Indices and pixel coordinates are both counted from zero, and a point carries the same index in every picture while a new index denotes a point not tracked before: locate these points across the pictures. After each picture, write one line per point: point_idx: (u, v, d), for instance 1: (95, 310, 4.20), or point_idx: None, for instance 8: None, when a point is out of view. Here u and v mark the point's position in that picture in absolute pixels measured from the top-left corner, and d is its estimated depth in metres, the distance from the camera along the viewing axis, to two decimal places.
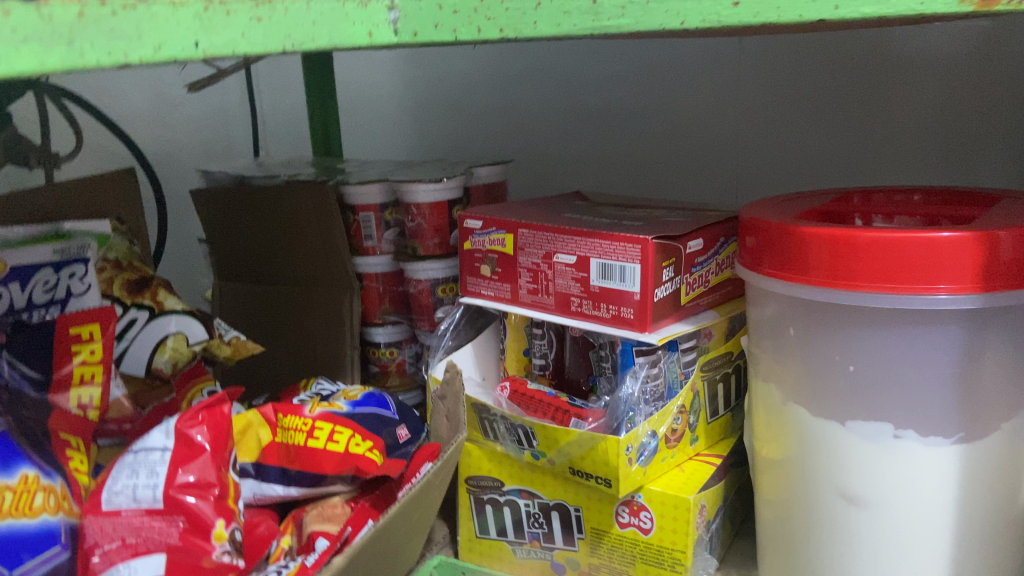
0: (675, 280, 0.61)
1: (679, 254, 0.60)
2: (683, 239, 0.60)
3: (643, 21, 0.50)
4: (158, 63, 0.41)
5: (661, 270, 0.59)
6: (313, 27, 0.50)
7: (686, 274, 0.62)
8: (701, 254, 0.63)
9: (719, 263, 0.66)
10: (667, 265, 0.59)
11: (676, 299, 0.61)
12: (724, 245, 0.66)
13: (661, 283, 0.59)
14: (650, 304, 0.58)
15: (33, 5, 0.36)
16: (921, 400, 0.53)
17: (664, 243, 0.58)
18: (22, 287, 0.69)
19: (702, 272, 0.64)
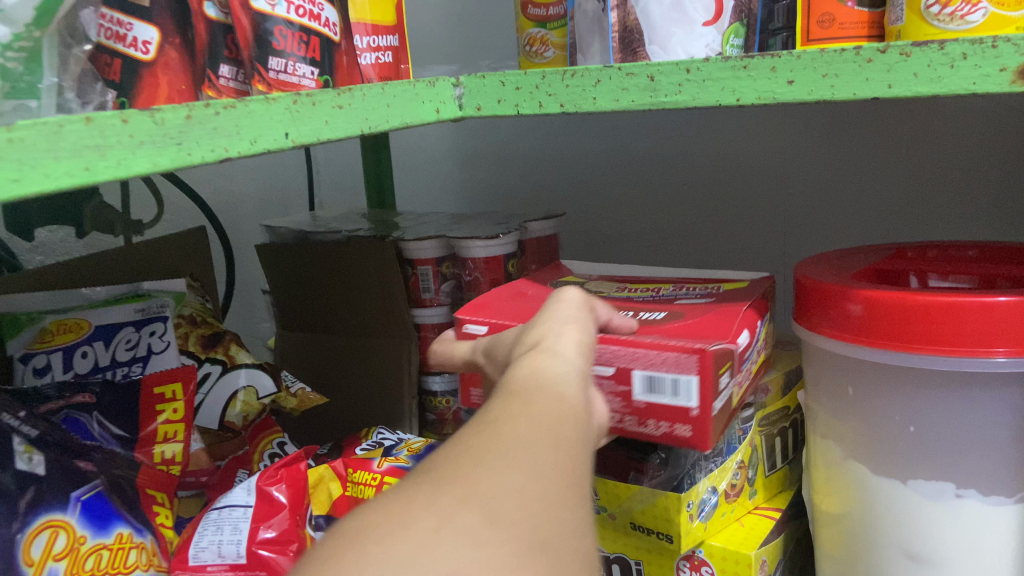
0: (728, 384, 0.55)
1: (731, 359, 0.54)
2: (735, 343, 0.54)
3: (699, 98, 0.54)
4: (254, 154, 0.45)
5: (717, 379, 0.52)
6: (387, 109, 0.56)
7: (734, 377, 0.56)
8: (743, 350, 0.57)
9: (755, 352, 0.61)
10: (724, 371, 0.53)
11: (725, 407, 0.55)
12: (752, 337, 0.60)
13: (717, 395, 0.52)
14: (706, 422, 0.52)
15: (150, 114, 0.39)
16: (981, 460, 0.54)
17: (722, 351, 0.52)
18: (106, 345, 0.74)
19: (742, 368, 0.58)
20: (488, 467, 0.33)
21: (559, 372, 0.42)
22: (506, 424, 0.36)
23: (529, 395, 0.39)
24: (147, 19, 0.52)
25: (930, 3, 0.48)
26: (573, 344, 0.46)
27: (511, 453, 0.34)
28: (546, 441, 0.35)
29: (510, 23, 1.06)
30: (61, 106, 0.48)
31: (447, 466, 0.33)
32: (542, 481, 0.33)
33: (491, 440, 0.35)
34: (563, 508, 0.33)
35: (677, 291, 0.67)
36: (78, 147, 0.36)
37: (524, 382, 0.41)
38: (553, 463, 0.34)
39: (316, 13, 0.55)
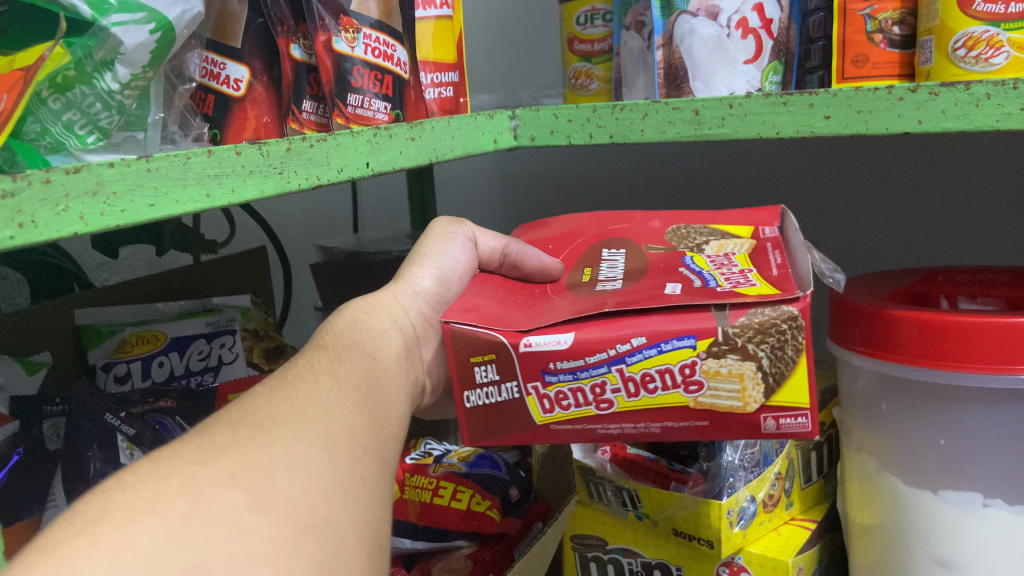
0: (509, 386, 0.44)
1: (505, 354, 0.43)
2: (510, 335, 0.43)
3: (742, 131, 0.58)
4: (340, 181, 0.51)
5: (463, 366, 0.44)
6: (453, 140, 0.63)
7: (526, 380, 0.44)
8: (565, 360, 0.43)
9: (647, 379, 0.42)
10: (479, 362, 0.44)
11: (527, 417, 0.44)
12: (640, 352, 0.42)
13: (474, 386, 0.45)
14: (463, 415, 0.45)
15: (258, 147, 0.45)
16: (1010, 472, 0.57)
17: (465, 333, 0.44)
18: (180, 355, 0.80)
19: (605, 386, 0.42)
20: (278, 429, 0.39)
21: (375, 331, 0.51)
22: (310, 379, 0.44)
23: (337, 347, 0.48)
24: (238, 59, 0.58)
25: (957, 46, 0.52)
26: (415, 300, 0.56)
27: (285, 419, 0.40)
28: (348, 396, 0.43)
29: (554, 55, 1.10)
30: (167, 138, 0.54)
31: (235, 427, 0.38)
32: (331, 447, 0.39)
33: (287, 396, 0.42)
34: (353, 475, 0.39)
35: (747, 265, 0.48)
36: (200, 176, 0.42)
37: (343, 338, 0.49)
38: (344, 423, 0.41)
39: (389, 54, 0.60)
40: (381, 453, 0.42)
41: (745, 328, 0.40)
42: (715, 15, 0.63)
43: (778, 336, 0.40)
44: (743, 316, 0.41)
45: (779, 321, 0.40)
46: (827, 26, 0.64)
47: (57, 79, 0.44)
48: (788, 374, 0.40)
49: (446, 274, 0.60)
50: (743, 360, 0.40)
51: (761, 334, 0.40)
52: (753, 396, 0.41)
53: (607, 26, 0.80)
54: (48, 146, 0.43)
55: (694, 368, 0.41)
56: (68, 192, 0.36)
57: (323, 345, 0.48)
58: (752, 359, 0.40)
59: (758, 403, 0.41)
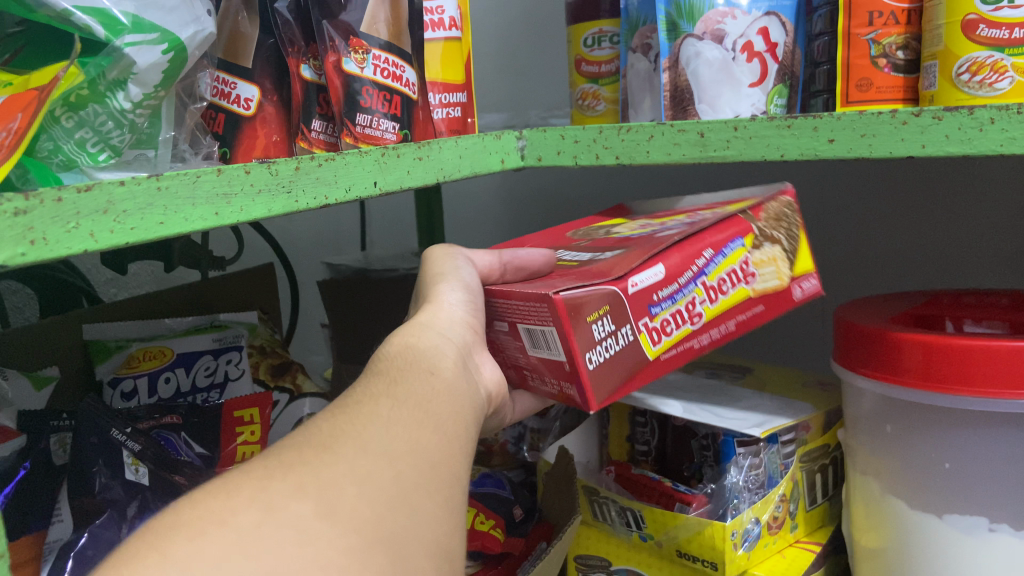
0: (623, 331, 0.48)
1: (619, 302, 0.47)
2: (619, 282, 0.47)
3: (747, 153, 0.58)
4: (348, 201, 0.52)
5: (585, 327, 0.46)
6: (460, 160, 0.64)
7: (636, 318, 0.48)
8: (662, 289, 0.50)
9: (713, 288, 0.52)
10: (597, 318, 0.47)
11: (642, 355, 0.49)
12: (713, 262, 0.52)
13: (594, 344, 0.47)
14: (586, 378, 0.46)
15: (267, 166, 0.45)
16: (1016, 496, 0.57)
17: (579, 296, 0.46)
18: (187, 371, 0.80)
19: (695, 301, 0.51)
20: (342, 445, 0.39)
21: (425, 350, 0.49)
22: (369, 403, 0.43)
23: (394, 372, 0.46)
24: (248, 79, 0.59)
25: (961, 71, 0.53)
26: (454, 311, 0.53)
27: (360, 441, 0.39)
28: (407, 416, 0.42)
29: (559, 75, 1.11)
30: (178, 156, 0.54)
31: (299, 445, 0.39)
32: (396, 464, 0.39)
33: (352, 419, 0.41)
34: (419, 490, 0.39)
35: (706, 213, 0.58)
36: (210, 196, 0.42)
37: (393, 361, 0.47)
38: (411, 442, 0.41)
39: (398, 74, 0.61)
40: (451, 465, 0.42)
41: (766, 218, 0.56)
42: (721, 38, 0.63)
43: (789, 223, 0.57)
44: (762, 213, 0.56)
45: (786, 210, 0.57)
46: (832, 50, 0.64)
47: (70, 98, 0.44)
48: (800, 251, 0.57)
49: (471, 287, 0.56)
50: (774, 248, 0.55)
51: (776, 222, 0.56)
52: (785, 273, 0.56)
53: (613, 48, 0.80)
54: (60, 165, 0.44)
55: (748, 263, 0.54)
56: (79, 211, 0.36)
57: (376, 372, 0.46)
58: (778, 244, 0.56)
59: (789, 276, 0.56)
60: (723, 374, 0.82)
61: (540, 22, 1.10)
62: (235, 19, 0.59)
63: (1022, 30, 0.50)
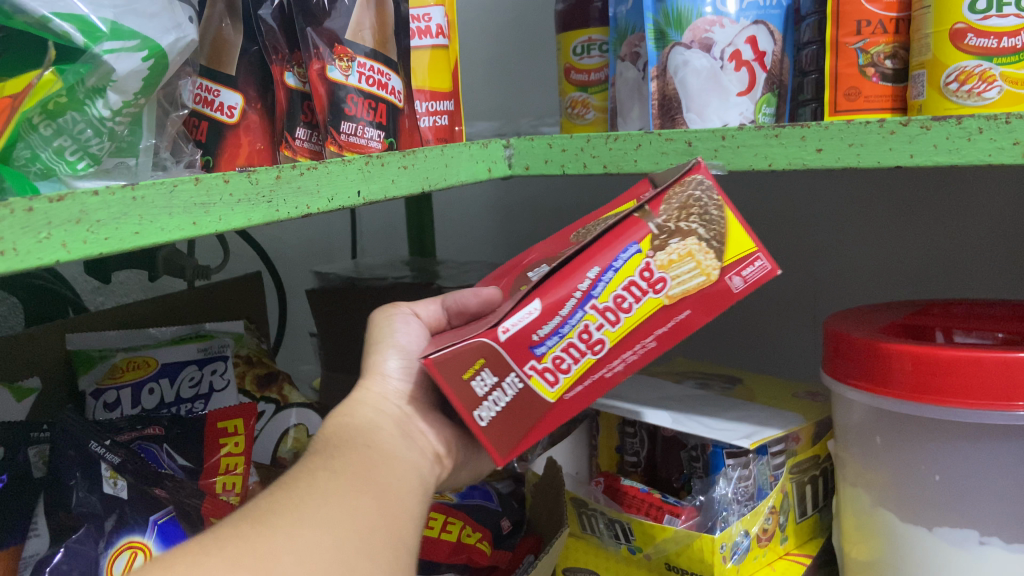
0: (508, 379, 0.48)
1: (493, 352, 0.47)
2: (488, 333, 0.47)
3: (735, 162, 0.58)
4: (331, 210, 0.51)
5: (462, 386, 0.48)
6: (446, 168, 0.63)
7: (517, 365, 0.48)
8: (543, 327, 0.48)
9: (617, 305, 0.48)
10: (473, 373, 0.48)
11: (539, 399, 0.49)
12: (599, 284, 0.48)
13: (479, 400, 0.48)
14: (480, 435, 0.49)
15: (247, 175, 0.45)
16: (1006, 510, 0.56)
17: (447, 356, 0.47)
18: (171, 382, 0.79)
19: (589, 328, 0.48)
20: (280, 519, 0.39)
21: (361, 426, 0.50)
22: (307, 475, 0.43)
23: (326, 450, 0.47)
24: (231, 86, 0.58)
25: (949, 81, 0.52)
26: (393, 380, 0.56)
27: (296, 516, 0.39)
28: (347, 485, 0.43)
29: (549, 83, 1.10)
30: (159, 164, 0.53)
31: (236, 522, 0.39)
32: (337, 534, 0.39)
33: (294, 491, 0.41)
34: (362, 556, 0.40)
35: (626, 209, 0.52)
36: (187, 205, 0.42)
37: (330, 441, 0.48)
38: (350, 510, 0.41)
39: (383, 82, 0.60)
40: (394, 532, 0.43)
41: (670, 211, 0.49)
42: (709, 47, 0.63)
43: (698, 206, 0.49)
44: (663, 203, 0.49)
45: (694, 192, 0.49)
46: (821, 60, 0.64)
47: (48, 106, 0.43)
48: (722, 233, 0.49)
49: (409, 351, 0.58)
50: (684, 240, 0.48)
51: (685, 210, 0.49)
52: (709, 265, 0.49)
53: (602, 56, 0.80)
54: (37, 173, 0.43)
55: (651, 268, 0.48)
56: (51, 220, 0.36)
57: (316, 452, 0.47)
58: (691, 234, 0.49)
59: (716, 269, 0.49)
60: (714, 385, 0.81)
61: (531, 29, 1.10)
62: (219, 27, 0.58)
63: (1010, 39, 0.50)
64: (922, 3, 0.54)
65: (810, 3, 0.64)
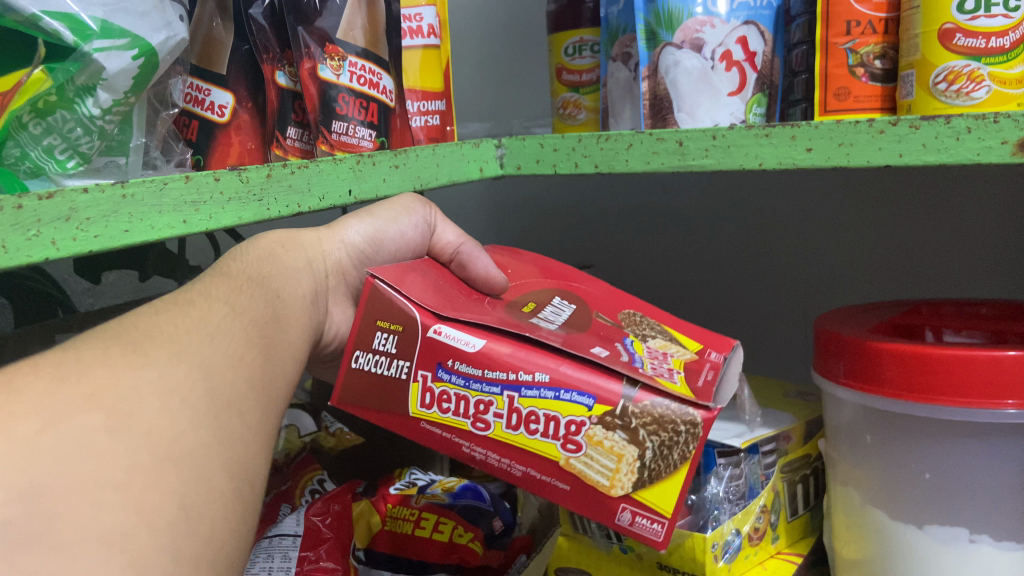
0: (401, 363, 0.47)
1: (413, 331, 0.46)
2: (427, 317, 0.47)
3: (725, 162, 0.58)
4: (322, 209, 0.51)
5: (368, 327, 0.47)
6: (437, 168, 0.64)
7: (413, 366, 0.46)
8: (468, 360, 0.46)
9: (518, 420, 0.45)
10: (383, 326, 0.47)
11: (405, 400, 0.47)
12: (539, 387, 0.45)
13: (368, 347, 0.47)
14: (343, 372, 0.47)
15: (237, 173, 0.45)
16: (994, 508, 0.57)
17: (384, 296, 0.47)
18: None
19: (493, 405, 0.45)
20: (155, 351, 0.40)
21: (287, 270, 0.52)
22: (204, 304, 0.45)
23: (244, 277, 0.49)
24: (223, 85, 0.58)
25: (938, 80, 0.53)
26: (337, 249, 0.58)
27: (175, 349, 0.41)
28: (238, 328, 0.44)
29: (542, 83, 1.10)
30: (149, 164, 0.53)
31: (110, 344, 0.40)
32: (209, 379, 0.40)
33: (190, 317, 0.44)
34: (230, 409, 0.40)
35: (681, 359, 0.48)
36: (178, 204, 0.42)
37: (253, 269, 0.50)
38: (231, 354, 0.43)
39: (375, 81, 0.60)
40: (269, 387, 0.44)
41: (651, 410, 0.43)
42: (700, 47, 0.63)
43: (671, 435, 0.42)
44: (653, 403, 0.43)
45: (679, 423, 0.42)
46: (810, 60, 0.64)
47: (37, 105, 0.43)
48: (662, 474, 0.43)
49: (379, 240, 0.59)
50: (627, 442, 0.43)
51: (658, 427, 0.42)
52: (622, 482, 0.43)
53: (595, 57, 0.80)
54: (27, 171, 0.43)
55: (580, 429, 0.44)
56: (40, 218, 0.35)
57: (230, 276, 0.49)
58: (637, 445, 0.43)
59: (622, 490, 0.43)
60: None
61: (524, 30, 1.10)
62: (210, 26, 0.58)
63: (998, 39, 0.51)
64: (911, 4, 0.55)
65: (801, 4, 0.64)
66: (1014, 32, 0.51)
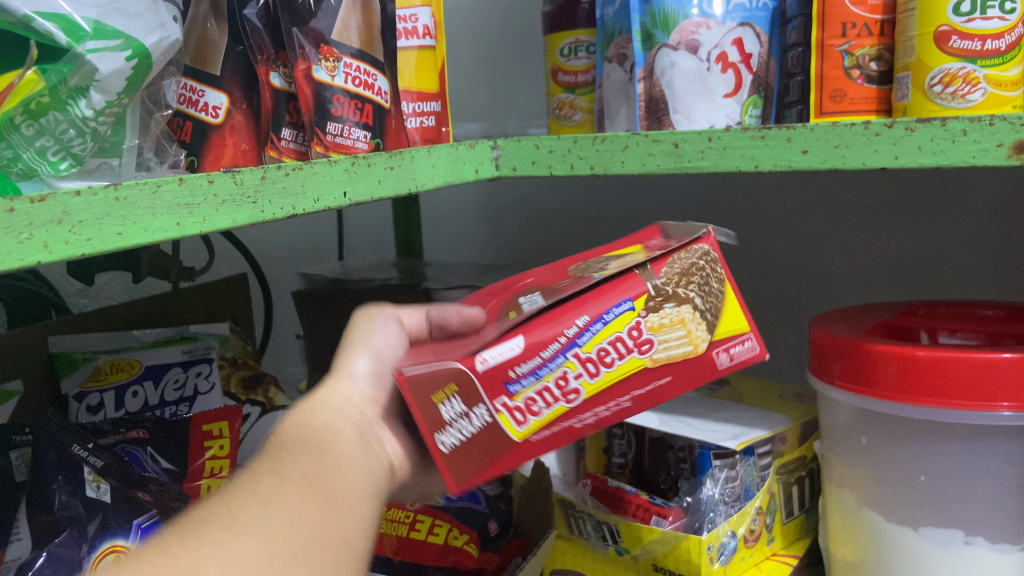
0: (478, 410, 0.46)
1: (467, 380, 0.45)
2: (465, 360, 0.45)
3: (721, 163, 0.58)
4: (316, 212, 0.51)
5: (432, 408, 0.46)
6: (433, 169, 0.63)
7: (489, 400, 0.46)
8: (520, 364, 0.45)
9: (591, 368, 0.46)
10: (444, 396, 0.46)
11: (505, 437, 0.46)
12: (587, 332, 0.45)
13: (443, 425, 0.47)
14: (440, 460, 0.47)
15: (231, 175, 0.44)
16: (989, 509, 0.57)
17: (421, 375, 0.46)
18: (155, 385, 0.79)
19: (567, 375, 0.46)
20: (211, 532, 0.36)
21: (326, 421, 0.48)
22: (255, 476, 0.41)
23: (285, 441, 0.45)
24: (216, 86, 0.58)
25: (934, 82, 0.53)
26: (353, 386, 0.53)
27: (232, 531, 0.36)
28: (294, 486, 0.40)
29: (536, 84, 1.10)
30: (142, 165, 0.53)
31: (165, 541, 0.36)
32: (272, 541, 0.36)
33: (235, 504, 0.38)
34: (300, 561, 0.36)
35: (635, 254, 0.50)
36: (171, 205, 0.41)
37: (291, 433, 0.46)
38: (294, 514, 0.38)
39: (370, 82, 0.60)
40: (345, 534, 0.40)
41: (672, 274, 0.46)
42: (695, 48, 0.63)
43: (700, 275, 0.47)
44: (666, 266, 0.46)
45: (698, 260, 0.47)
46: (805, 62, 0.64)
47: (30, 106, 0.43)
48: (719, 306, 0.47)
49: (379, 352, 0.56)
50: (679, 306, 0.46)
51: (685, 277, 0.46)
52: (699, 335, 0.46)
53: (590, 58, 0.80)
54: (20, 173, 0.43)
55: (640, 328, 0.46)
56: (32, 221, 0.35)
57: (270, 446, 0.44)
58: (687, 302, 0.46)
59: (706, 340, 0.46)
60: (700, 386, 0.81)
61: (519, 31, 1.10)
62: (204, 26, 0.58)
63: (994, 41, 0.51)
64: (906, 6, 0.55)
65: (796, 5, 0.64)
66: (1009, 35, 0.51)
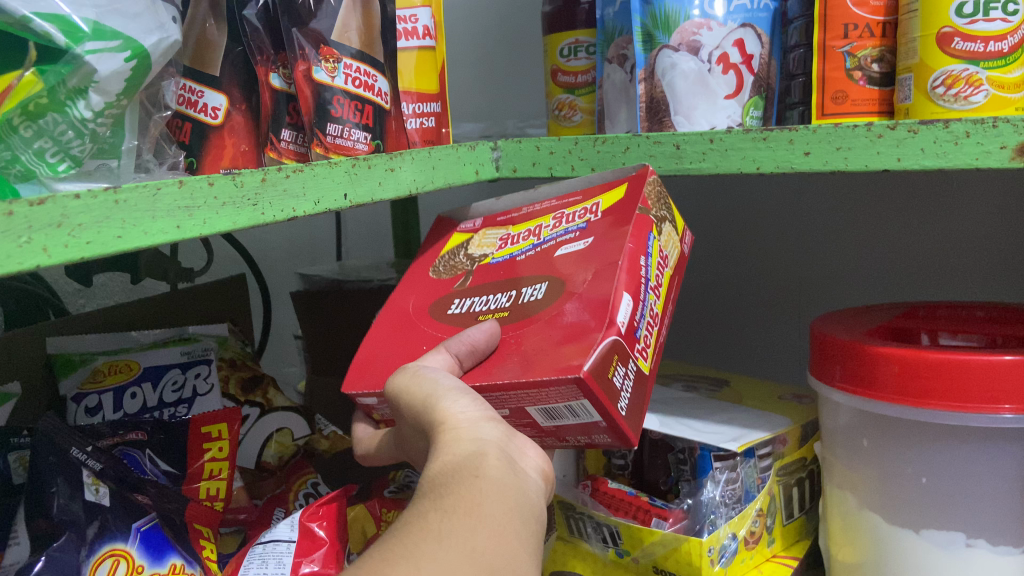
0: (630, 363, 0.47)
1: (620, 344, 0.45)
2: (614, 329, 0.45)
3: (722, 166, 0.58)
4: (317, 213, 0.51)
5: (610, 383, 0.44)
6: (434, 170, 0.63)
7: (632, 351, 0.47)
8: (634, 310, 0.48)
9: (653, 301, 0.51)
10: (612, 371, 0.44)
11: (644, 376, 0.49)
12: (649, 267, 0.52)
13: (619, 393, 0.45)
14: (625, 425, 0.45)
15: (231, 178, 0.44)
16: (992, 511, 0.57)
17: (596, 364, 0.43)
18: (153, 386, 0.79)
19: (652, 307, 0.51)
20: None
21: (465, 472, 0.39)
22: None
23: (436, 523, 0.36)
24: (216, 87, 0.57)
25: (936, 84, 0.53)
26: (477, 432, 0.42)
27: None
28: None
29: (536, 84, 1.10)
30: (142, 166, 0.52)
31: None
32: None
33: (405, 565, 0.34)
34: None
35: (577, 208, 0.58)
36: (171, 208, 0.41)
37: (437, 507, 0.37)
38: None
39: (370, 84, 0.59)
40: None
41: (652, 202, 0.55)
42: (696, 49, 0.63)
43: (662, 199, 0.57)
44: (651, 199, 0.55)
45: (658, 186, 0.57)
46: (807, 63, 0.64)
47: (28, 107, 0.42)
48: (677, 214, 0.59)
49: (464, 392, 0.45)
50: (667, 226, 0.56)
51: (660, 201, 0.56)
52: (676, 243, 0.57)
53: (590, 58, 0.79)
54: (18, 175, 0.42)
55: (661, 252, 0.54)
56: (31, 224, 0.35)
57: (422, 532, 0.36)
58: (666, 219, 0.57)
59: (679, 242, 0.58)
60: (700, 388, 0.81)
61: (519, 31, 1.10)
62: (203, 26, 0.57)
63: (997, 43, 0.51)
64: (909, 7, 0.55)
65: (798, 6, 0.64)
66: (1012, 36, 0.51)
